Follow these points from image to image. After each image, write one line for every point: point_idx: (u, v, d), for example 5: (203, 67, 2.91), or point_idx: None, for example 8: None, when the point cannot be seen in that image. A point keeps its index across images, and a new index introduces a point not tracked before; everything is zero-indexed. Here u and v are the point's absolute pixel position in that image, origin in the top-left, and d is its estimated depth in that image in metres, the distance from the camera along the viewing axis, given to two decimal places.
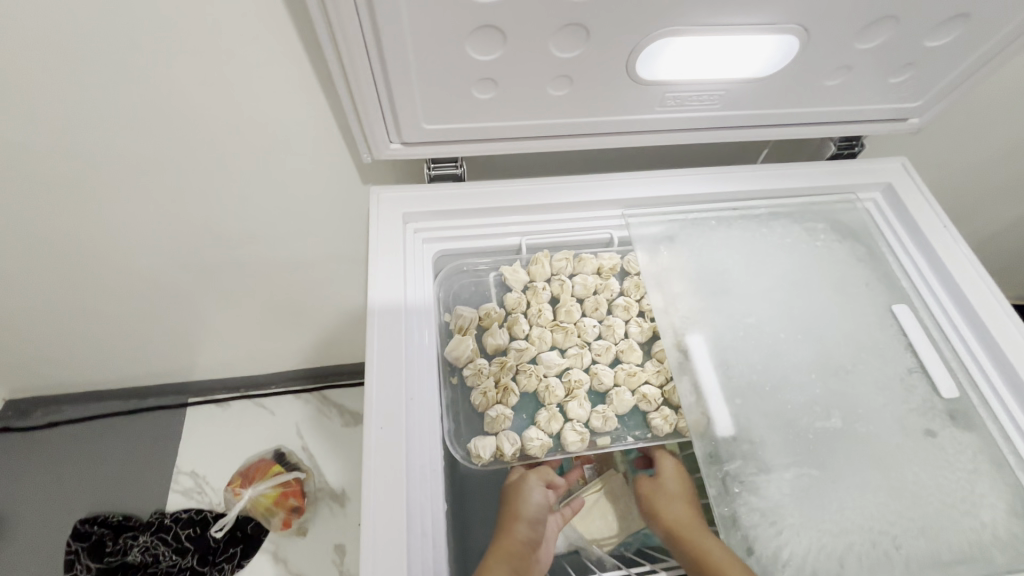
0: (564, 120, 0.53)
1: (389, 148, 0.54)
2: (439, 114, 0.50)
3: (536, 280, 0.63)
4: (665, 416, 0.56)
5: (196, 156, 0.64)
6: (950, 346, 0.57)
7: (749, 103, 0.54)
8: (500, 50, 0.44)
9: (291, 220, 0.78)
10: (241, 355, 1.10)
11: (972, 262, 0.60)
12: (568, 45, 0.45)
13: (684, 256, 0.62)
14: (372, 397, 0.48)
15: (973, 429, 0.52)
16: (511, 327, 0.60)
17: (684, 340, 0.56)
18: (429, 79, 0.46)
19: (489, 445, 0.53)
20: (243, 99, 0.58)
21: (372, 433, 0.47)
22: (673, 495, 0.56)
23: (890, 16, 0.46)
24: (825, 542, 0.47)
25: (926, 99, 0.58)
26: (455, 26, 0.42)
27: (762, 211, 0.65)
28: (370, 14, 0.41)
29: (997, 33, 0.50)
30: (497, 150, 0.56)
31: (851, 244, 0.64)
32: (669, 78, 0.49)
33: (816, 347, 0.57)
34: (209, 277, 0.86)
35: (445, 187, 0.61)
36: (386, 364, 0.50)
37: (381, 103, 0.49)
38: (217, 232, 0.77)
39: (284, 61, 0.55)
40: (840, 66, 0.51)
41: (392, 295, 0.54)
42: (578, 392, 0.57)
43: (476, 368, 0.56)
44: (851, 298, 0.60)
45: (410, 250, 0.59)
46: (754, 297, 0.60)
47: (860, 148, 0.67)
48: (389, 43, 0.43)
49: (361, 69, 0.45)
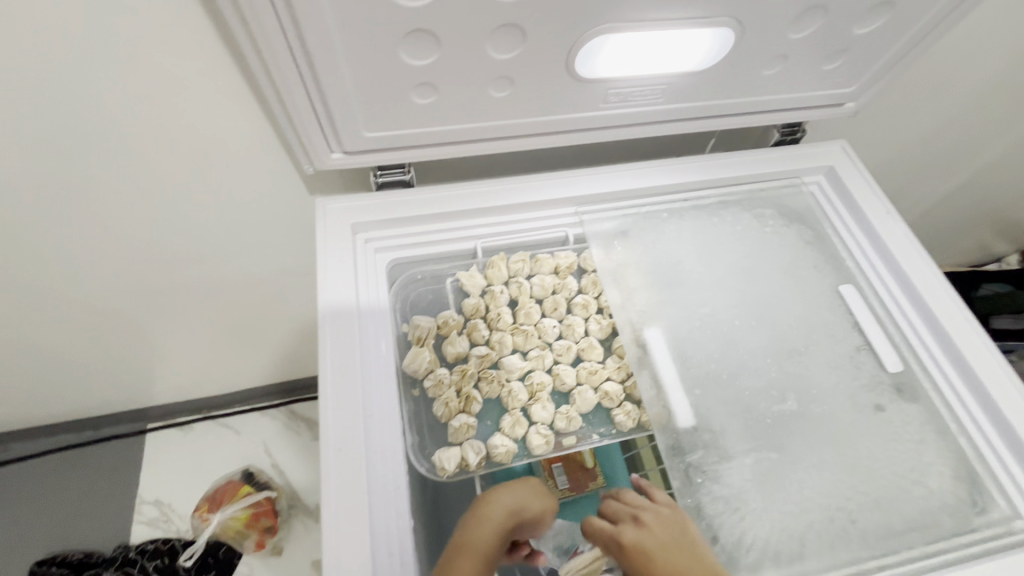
0: (509, 121, 0.52)
1: (330, 158, 0.52)
2: (380, 122, 0.49)
3: (494, 283, 0.62)
4: (627, 412, 0.57)
5: (127, 176, 0.60)
6: (892, 322, 0.59)
7: (690, 94, 0.54)
8: (436, 54, 0.43)
9: (237, 235, 0.74)
10: (199, 377, 1.06)
11: (909, 239, 0.62)
12: (505, 47, 0.44)
13: (638, 250, 0.62)
14: (327, 419, 0.46)
15: (917, 401, 0.54)
16: (471, 333, 0.59)
17: (642, 335, 0.57)
18: (365, 87, 0.45)
19: (454, 456, 0.52)
20: (172, 114, 0.55)
21: (330, 457, 0.45)
22: (667, 549, 0.44)
23: (819, 6, 0.47)
24: (788, 525, 0.48)
25: (858, 84, 0.60)
26: (386, 32, 0.40)
27: (711, 200, 0.66)
28: (295, 23, 0.39)
29: (920, 19, 0.52)
30: (442, 155, 0.55)
31: (798, 228, 0.66)
32: (609, 74, 0.49)
33: (769, 331, 0.58)
34: (156, 299, 0.82)
35: (394, 194, 0.59)
36: (341, 381, 0.48)
37: (318, 114, 0.47)
38: (160, 253, 0.73)
39: (210, 72, 0.52)
40: (777, 55, 0.51)
41: (344, 309, 0.52)
42: (541, 395, 0.57)
43: (436, 379, 0.55)
44: (801, 281, 0.62)
45: (361, 262, 0.58)
46: (708, 287, 0.61)
47: (802, 134, 0.69)
48: (318, 52, 0.41)
49: (290, 78, 0.43)
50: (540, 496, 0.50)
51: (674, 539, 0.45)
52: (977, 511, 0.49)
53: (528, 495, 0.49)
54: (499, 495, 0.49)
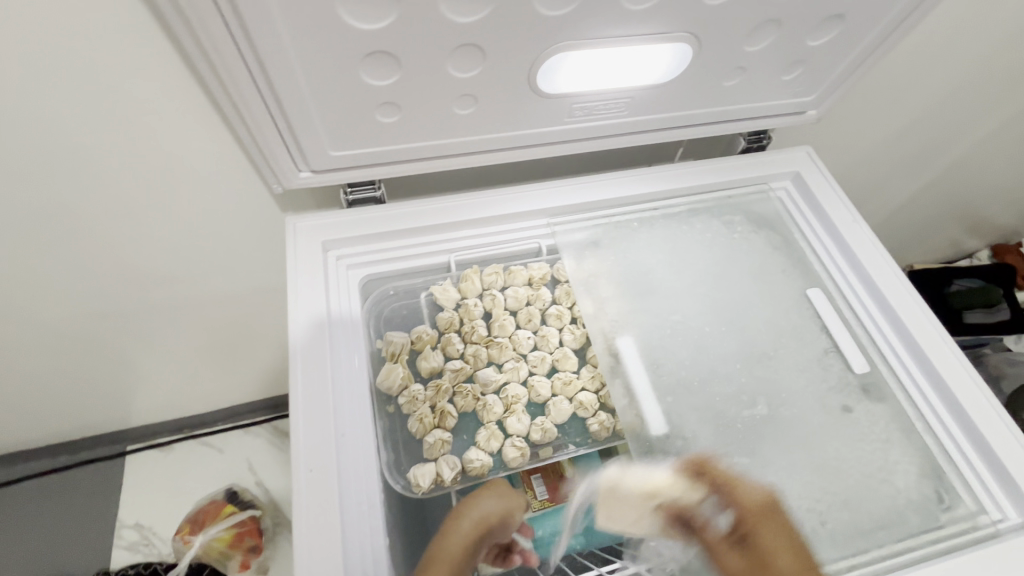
0: (476, 137, 0.53)
1: (298, 177, 0.52)
2: (345, 141, 0.49)
3: (468, 297, 0.62)
4: (602, 421, 0.57)
5: (94, 199, 0.60)
6: (859, 324, 0.60)
7: (654, 107, 0.55)
8: (397, 75, 0.43)
9: (211, 254, 0.74)
10: (178, 397, 1.04)
11: (872, 242, 0.63)
12: (465, 65, 0.44)
13: (610, 259, 0.63)
14: (299, 441, 0.46)
15: (884, 401, 0.55)
16: (446, 347, 0.59)
17: (614, 344, 0.57)
18: (328, 108, 0.45)
19: (429, 472, 0.52)
20: (138, 136, 0.55)
21: (301, 478, 0.45)
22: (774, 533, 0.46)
23: (773, 20, 0.48)
24: None
25: (819, 92, 0.62)
26: (344, 55, 0.41)
27: (681, 208, 0.67)
28: (252, 47, 0.39)
29: (871, 30, 0.53)
30: (411, 172, 0.55)
31: (766, 233, 0.67)
32: (571, 90, 0.49)
33: (739, 336, 0.59)
34: (130, 321, 0.80)
35: (365, 211, 0.59)
36: (312, 402, 0.48)
37: (282, 135, 0.47)
38: (131, 274, 0.72)
39: (174, 93, 0.52)
40: (735, 67, 0.53)
41: (314, 328, 0.52)
42: (516, 408, 0.57)
43: (411, 395, 0.55)
44: (770, 286, 0.63)
45: (333, 280, 0.58)
46: (679, 294, 0.62)
47: (768, 141, 0.70)
48: (277, 74, 0.41)
49: (252, 101, 0.43)
50: (504, 499, 0.51)
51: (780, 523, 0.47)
52: (943, 508, 0.50)
53: (487, 501, 0.50)
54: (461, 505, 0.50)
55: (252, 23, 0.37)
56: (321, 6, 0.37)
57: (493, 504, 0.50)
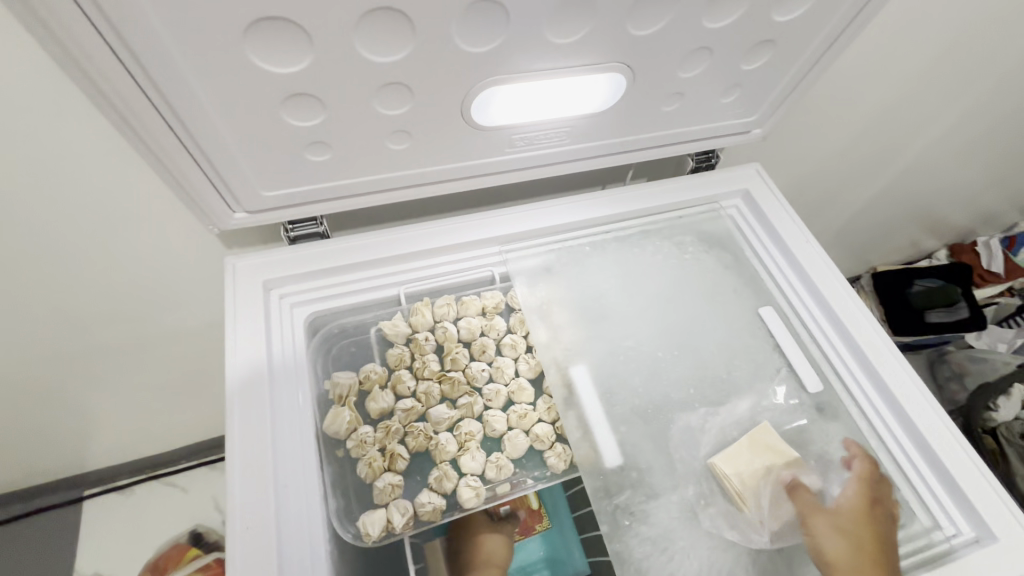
0: (415, 171, 0.52)
1: (232, 219, 0.51)
2: (278, 181, 0.48)
3: (419, 330, 0.60)
4: (558, 453, 0.56)
5: (19, 245, 0.57)
6: (812, 341, 0.60)
7: (596, 134, 0.55)
8: (322, 115, 0.42)
9: (155, 294, 0.71)
10: (133, 440, 1.00)
11: (822, 258, 0.63)
12: (394, 103, 0.43)
13: (562, 285, 0.62)
14: (235, 497, 0.44)
15: (837, 419, 0.56)
16: (396, 386, 0.57)
17: (568, 373, 0.56)
18: (254, 148, 0.44)
19: (378, 520, 0.49)
20: (62, 181, 0.52)
21: (236, 536, 0.43)
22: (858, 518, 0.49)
23: (703, 48, 0.48)
24: (714, 559, 0.48)
25: (760, 113, 0.62)
26: (264, 97, 0.39)
27: (634, 231, 0.67)
28: (162, 95, 0.38)
29: (802, 54, 0.54)
30: (352, 208, 0.54)
31: (718, 253, 0.67)
32: (508, 122, 0.49)
33: (693, 358, 0.59)
34: (72, 367, 0.76)
35: (309, 247, 0.58)
36: (249, 454, 0.46)
37: (208, 178, 0.46)
38: (70, 320, 0.69)
39: (96, 135, 0.50)
40: (673, 93, 0.53)
41: (253, 376, 0.50)
42: (470, 445, 0.55)
43: (359, 438, 0.53)
44: (723, 306, 0.63)
45: (274, 321, 0.55)
46: (632, 318, 0.61)
47: (717, 161, 0.70)
48: (193, 118, 0.40)
49: (170, 147, 0.42)
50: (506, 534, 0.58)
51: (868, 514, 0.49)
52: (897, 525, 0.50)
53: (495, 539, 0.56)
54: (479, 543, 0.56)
55: (160, 70, 0.36)
56: (231, 51, 0.35)
57: (500, 541, 0.57)
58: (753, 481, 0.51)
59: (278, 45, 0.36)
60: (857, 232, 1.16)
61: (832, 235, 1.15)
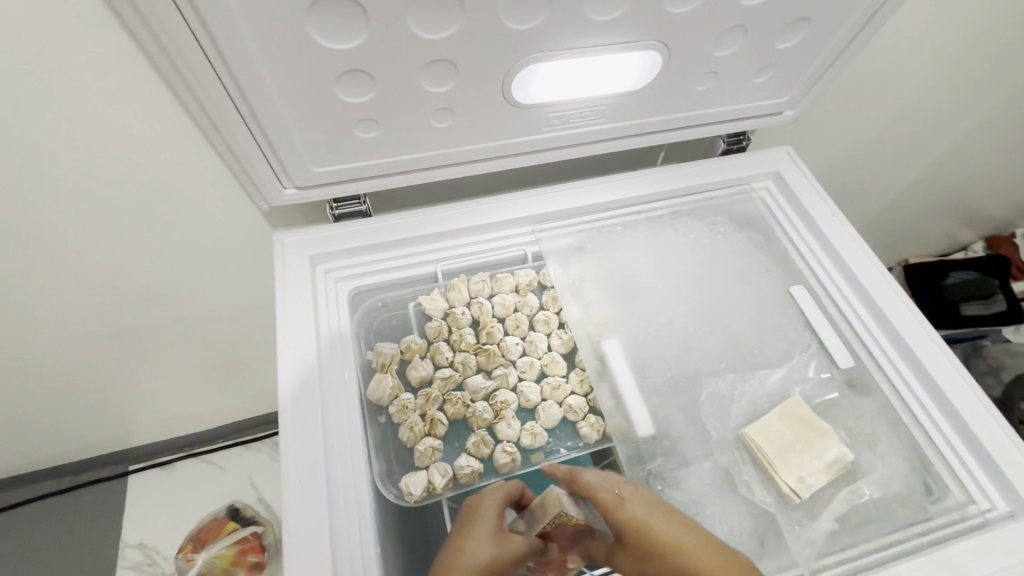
0: (456, 149, 0.54)
1: (283, 195, 0.54)
2: (327, 158, 0.51)
3: (455, 305, 0.63)
4: (591, 424, 0.57)
5: (87, 220, 0.61)
6: (844, 319, 0.61)
7: (629, 114, 0.57)
8: (372, 91, 0.45)
9: (203, 272, 0.75)
10: (178, 416, 1.05)
11: (855, 239, 0.63)
12: (440, 81, 0.46)
13: (595, 263, 0.64)
14: (287, 455, 0.47)
15: (869, 395, 0.56)
16: (434, 356, 0.60)
17: (600, 347, 0.58)
18: (307, 124, 0.47)
19: (420, 480, 0.52)
20: (129, 159, 0.56)
21: (291, 488, 0.46)
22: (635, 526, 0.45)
23: (738, 26, 0.49)
24: (744, 526, 0.50)
25: (793, 93, 0.63)
26: (321, 74, 0.42)
27: (665, 211, 0.68)
28: (230, 72, 0.41)
29: (837, 33, 0.55)
30: (395, 185, 0.56)
31: (748, 233, 0.68)
32: (545, 100, 0.51)
33: (723, 335, 0.60)
34: (126, 342, 0.81)
35: (352, 224, 0.61)
36: (301, 414, 0.49)
37: (264, 154, 0.49)
38: (127, 294, 0.73)
39: (162, 116, 0.54)
40: (707, 72, 0.54)
41: (303, 343, 0.53)
42: (506, 413, 0.57)
43: (401, 404, 0.55)
44: (753, 285, 0.64)
45: (321, 294, 0.58)
46: (662, 296, 0.63)
47: (747, 142, 0.71)
48: (255, 95, 0.43)
49: (233, 123, 0.45)
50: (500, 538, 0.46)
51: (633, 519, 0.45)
52: (931, 499, 0.50)
53: (479, 539, 0.45)
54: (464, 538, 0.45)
55: (229, 48, 0.39)
56: (293, 28, 0.38)
57: (486, 540, 0.45)
58: (785, 450, 0.52)
59: (337, 23, 0.39)
60: (889, 221, 1.15)
61: (863, 223, 1.14)
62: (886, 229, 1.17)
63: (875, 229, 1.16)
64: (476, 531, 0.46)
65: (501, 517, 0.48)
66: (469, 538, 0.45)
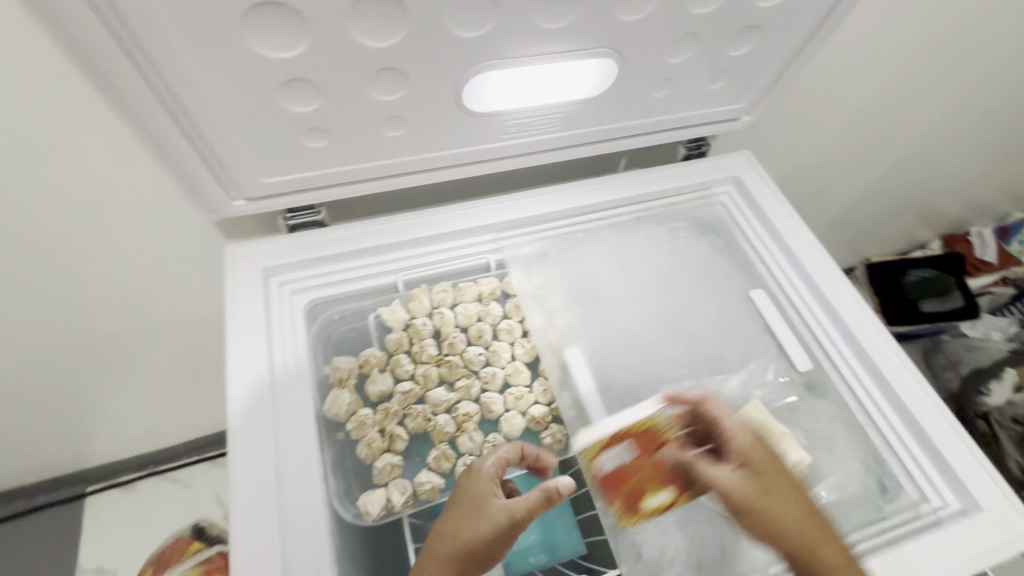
0: (410, 157, 0.53)
1: (232, 206, 0.52)
2: (275, 168, 0.49)
3: (416, 316, 0.61)
4: (554, 434, 0.57)
5: (24, 236, 0.58)
6: (803, 322, 0.61)
7: (587, 121, 0.56)
8: (318, 101, 0.43)
9: (157, 285, 0.72)
10: (136, 435, 1.01)
11: (812, 242, 0.64)
12: (388, 89, 0.44)
13: (558, 271, 0.63)
14: (236, 479, 0.45)
15: (826, 397, 0.57)
16: (394, 369, 0.59)
17: (563, 356, 0.58)
18: (252, 133, 0.45)
19: (378, 498, 0.51)
20: (67, 171, 0.54)
21: (239, 513, 0.44)
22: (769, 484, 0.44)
23: (690, 34, 0.49)
24: (704, 533, 0.50)
25: (749, 100, 0.64)
26: (261, 83, 0.41)
27: (627, 217, 0.68)
28: (164, 82, 0.39)
29: (788, 40, 0.56)
30: (349, 195, 0.55)
31: (710, 238, 0.68)
32: (500, 107, 0.50)
33: (685, 341, 0.60)
34: (75, 360, 0.77)
35: (307, 235, 0.59)
36: (251, 434, 0.47)
37: (208, 166, 0.47)
38: (73, 311, 0.70)
39: (100, 126, 0.51)
40: (662, 79, 0.54)
41: (254, 360, 0.51)
42: (468, 426, 0.56)
43: (359, 420, 0.54)
44: (714, 289, 0.64)
45: (274, 308, 0.56)
46: (625, 302, 0.63)
47: (707, 148, 0.71)
48: (193, 105, 0.41)
49: (172, 134, 0.43)
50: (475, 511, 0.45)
51: (766, 479, 0.45)
52: (886, 499, 0.51)
53: (458, 519, 0.45)
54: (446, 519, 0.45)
55: (160, 56, 0.37)
56: (228, 36, 0.37)
57: (463, 518, 0.45)
58: None
59: (275, 31, 0.37)
60: (850, 222, 1.18)
61: (825, 224, 1.16)
62: (847, 230, 1.20)
63: (836, 230, 1.19)
64: (456, 510, 0.46)
65: (493, 493, 0.47)
66: (449, 518, 0.45)
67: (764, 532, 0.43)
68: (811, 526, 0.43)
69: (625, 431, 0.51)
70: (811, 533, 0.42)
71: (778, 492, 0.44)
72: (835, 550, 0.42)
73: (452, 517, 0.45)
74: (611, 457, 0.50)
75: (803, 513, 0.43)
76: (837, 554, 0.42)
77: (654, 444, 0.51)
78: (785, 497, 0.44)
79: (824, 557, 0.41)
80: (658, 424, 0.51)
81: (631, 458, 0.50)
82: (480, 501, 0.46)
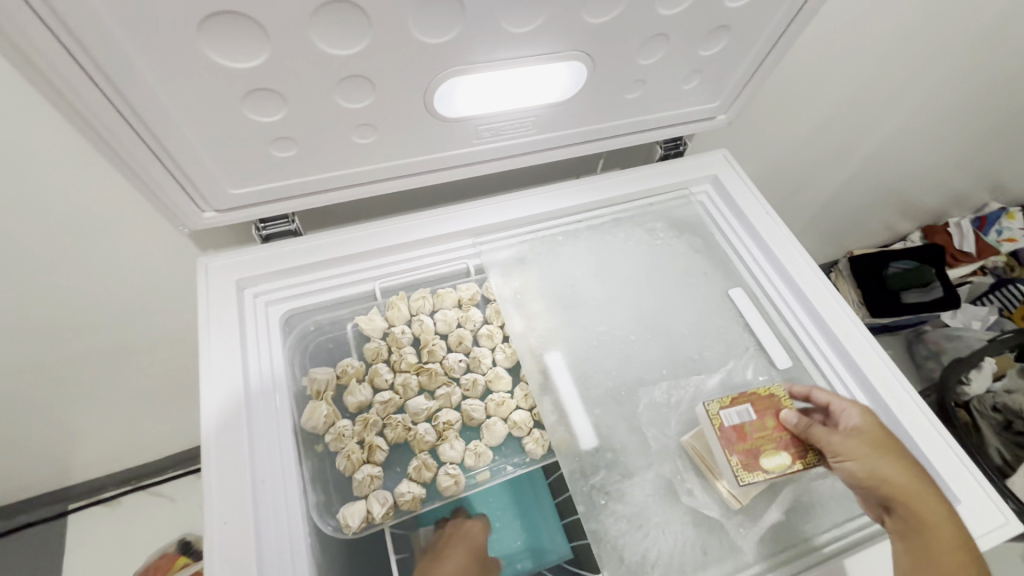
0: (382, 164, 0.52)
1: (202, 219, 0.51)
2: (244, 179, 0.48)
3: (395, 324, 0.61)
4: (536, 439, 0.57)
5: None
6: (782, 320, 0.62)
7: (561, 124, 0.56)
8: (283, 111, 0.43)
9: (131, 298, 0.70)
10: (118, 450, 0.99)
11: (790, 239, 0.64)
12: (355, 96, 0.44)
13: (537, 274, 0.63)
14: (212, 498, 0.44)
15: None
16: (373, 379, 0.58)
17: (543, 360, 0.57)
18: (217, 144, 0.44)
19: (357, 511, 0.50)
20: (28, 188, 0.52)
21: (215, 532, 0.43)
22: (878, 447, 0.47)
23: (660, 34, 0.49)
24: (687, 535, 0.49)
25: (723, 99, 0.64)
26: (223, 94, 0.40)
27: (606, 219, 0.68)
28: (120, 95, 0.38)
29: (758, 39, 0.56)
30: (321, 203, 0.54)
31: (688, 238, 0.68)
32: (471, 113, 0.50)
33: (665, 341, 0.60)
34: (52, 379, 0.76)
35: (280, 245, 0.58)
36: (225, 451, 0.46)
37: (174, 177, 0.46)
38: (42, 329, 0.68)
39: (58, 141, 0.49)
40: (635, 80, 0.54)
41: (228, 374, 0.50)
42: (449, 434, 0.56)
43: (337, 432, 0.54)
44: (694, 289, 0.64)
45: (249, 320, 0.56)
46: (605, 304, 0.62)
47: (684, 147, 0.71)
48: (152, 118, 0.40)
49: (133, 149, 0.42)
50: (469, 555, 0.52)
51: (877, 443, 0.47)
52: None
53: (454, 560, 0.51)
54: (441, 563, 0.50)
55: (113, 69, 0.36)
56: (184, 46, 0.36)
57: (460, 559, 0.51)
58: None
59: (234, 40, 0.36)
60: (830, 217, 1.19)
61: (806, 220, 1.17)
62: (827, 225, 1.21)
63: (818, 224, 1.20)
64: (450, 554, 0.51)
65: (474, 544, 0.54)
66: (446, 561, 0.50)
67: (867, 479, 0.46)
68: (913, 482, 0.45)
69: (751, 392, 0.52)
70: (913, 483, 0.45)
71: (886, 447, 0.47)
72: (937, 504, 0.44)
73: (446, 560, 0.51)
74: (736, 413, 0.51)
75: (906, 468, 0.46)
76: (939, 506, 0.44)
77: (777, 407, 0.51)
78: (890, 451, 0.47)
79: (924, 505, 0.44)
80: (781, 394, 0.52)
81: (755, 417, 0.50)
82: (471, 559, 0.52)
